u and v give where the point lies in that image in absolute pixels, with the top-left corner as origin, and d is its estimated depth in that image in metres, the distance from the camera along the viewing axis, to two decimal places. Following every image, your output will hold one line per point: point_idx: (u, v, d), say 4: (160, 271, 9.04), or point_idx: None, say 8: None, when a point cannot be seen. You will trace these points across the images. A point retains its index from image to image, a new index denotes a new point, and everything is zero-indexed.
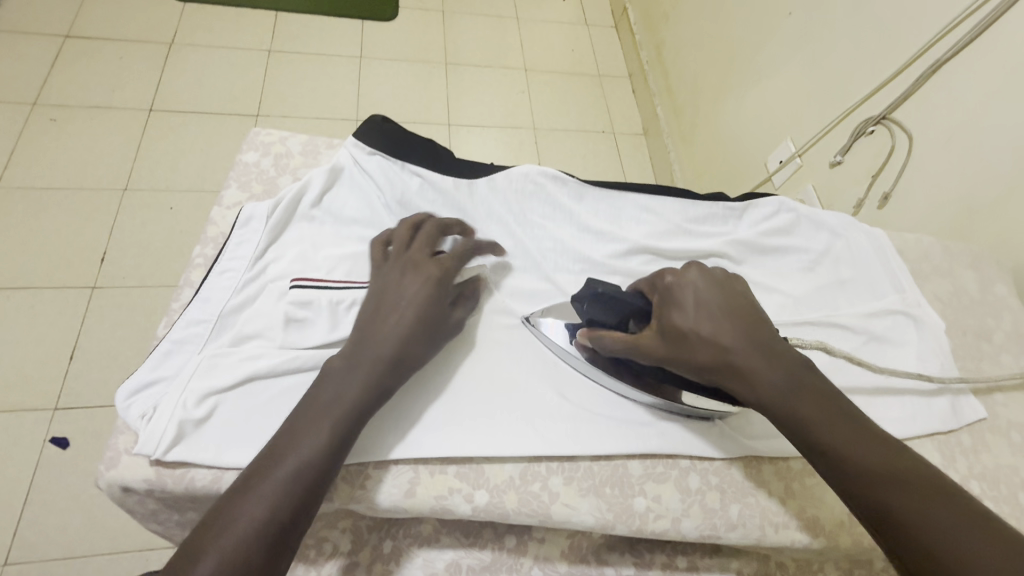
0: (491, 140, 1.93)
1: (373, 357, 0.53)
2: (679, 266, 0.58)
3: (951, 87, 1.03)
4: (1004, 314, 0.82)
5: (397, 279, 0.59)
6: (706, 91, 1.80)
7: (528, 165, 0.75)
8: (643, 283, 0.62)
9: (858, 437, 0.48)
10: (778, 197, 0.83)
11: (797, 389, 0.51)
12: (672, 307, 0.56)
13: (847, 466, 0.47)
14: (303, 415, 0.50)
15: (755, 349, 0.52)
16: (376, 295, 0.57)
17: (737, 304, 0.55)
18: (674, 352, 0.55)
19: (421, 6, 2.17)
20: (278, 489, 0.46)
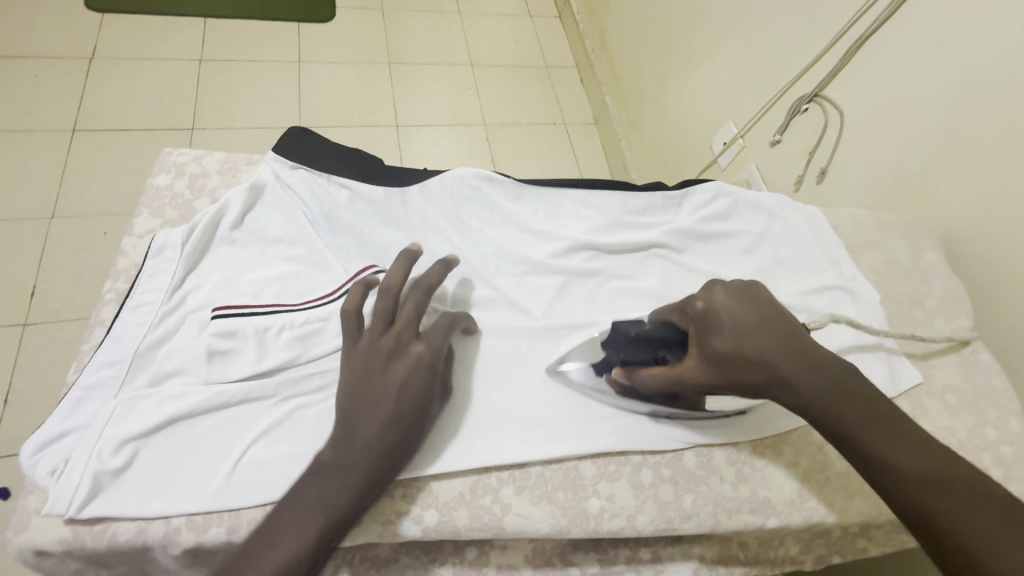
0: (442, 139, 1.90)
1: (366, 448, 0.50)
2: (703, 289, 0.58)
3: (875, 63, 1.06)
4: (935, 281, 0.85)
5: (372, 355, 0.53)
6: (650, 77, 1.81)
7: (462, 168, 0.73)
8: (668, 312, 0.60)
9: (895, 443, 0.49)
10: (715, 182, 0.83)
11: (835, 394, 0.51)
12: (711, 333, 0.55)
13: (887, 473, 0.48)
14: (285, 519, 0.48)
15: (794, 360, 0.52)
16: (359, 380, 0.52)
17: (768, 315, 0.55)
18: (721, 378, 0.54)
19: (360, 4, 2.11)
20: None
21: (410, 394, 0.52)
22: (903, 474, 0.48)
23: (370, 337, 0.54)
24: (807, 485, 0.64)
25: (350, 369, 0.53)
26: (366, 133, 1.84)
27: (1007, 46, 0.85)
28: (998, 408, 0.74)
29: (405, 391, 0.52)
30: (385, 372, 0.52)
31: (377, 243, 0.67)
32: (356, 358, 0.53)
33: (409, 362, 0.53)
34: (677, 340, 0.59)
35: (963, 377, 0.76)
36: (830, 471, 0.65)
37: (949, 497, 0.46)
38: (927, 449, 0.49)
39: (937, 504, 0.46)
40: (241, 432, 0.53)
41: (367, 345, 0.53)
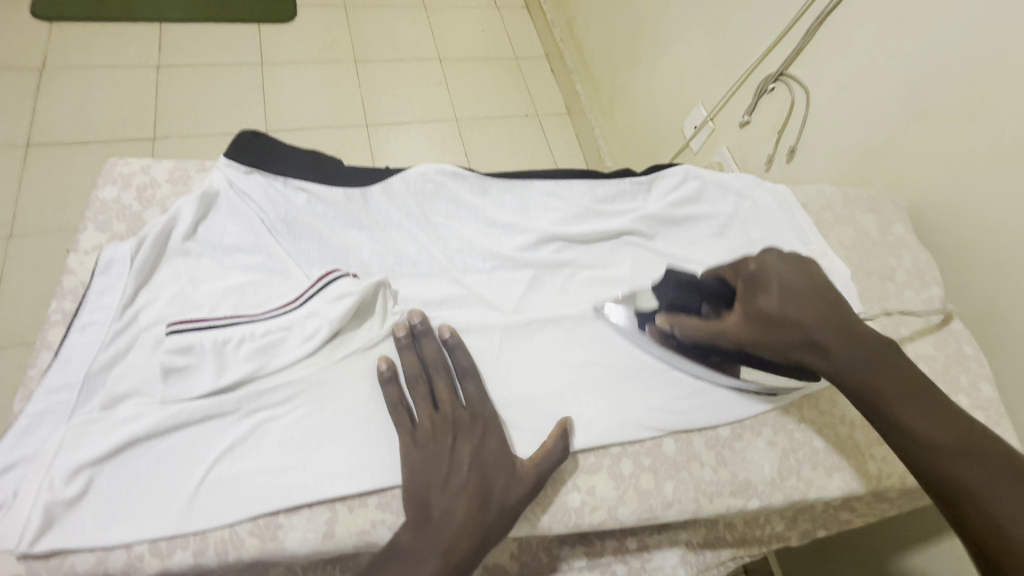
0: (414, 137, 1.87)
1: (448, 535, 0.49)
2: (759, 252, 0.62)
3: (836, 40, 1.07)
4: (904, 253, 0.85)
5: (437, 442, 0.53)
6: (620, 63, 1.80)
7: (424, 164, 0.71)
8: (723, 269, 0.64)
9: (936, 422, 0.50)
10: (683, 165, 0.83)
11: (872, 365, 0.54)
12: (758, 291, 0.59)
13: (921, 446, 0.50)
14: None
15: (831, 325, 0.57)
16: (427, 467, 0.52)
17: (818, 286, 0.59)
18: (760, 334, 0.58)
19: (323, 2, 2.06)
20: None
21: (484, 469, 0.53)
22: (934, 446, 0.49)
23: (424, 423, 0.54)
24: (786, 464, 0.64)
25: (414, 457, 0.52)
26: (334, 134, 1.80)
27: (961, 15, 0.86)
28: (969, 374, 0.75)
29: (478, 470, 0.52)
30: (452, 456, 0.53)
31: (339, 246, 0.65)
32: (418, 445, 0.53)
33: (470, 445, 0.53)
34: (719, 294, 0.63)
35: (935, 345, 0.77)
36: (806, 449, 0.65)
37: (972, 467, 0.47)
38: (963, 426, 0.50)
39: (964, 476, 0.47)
40: (203, 452, 0.51)
41: (421, 433, 0.54)
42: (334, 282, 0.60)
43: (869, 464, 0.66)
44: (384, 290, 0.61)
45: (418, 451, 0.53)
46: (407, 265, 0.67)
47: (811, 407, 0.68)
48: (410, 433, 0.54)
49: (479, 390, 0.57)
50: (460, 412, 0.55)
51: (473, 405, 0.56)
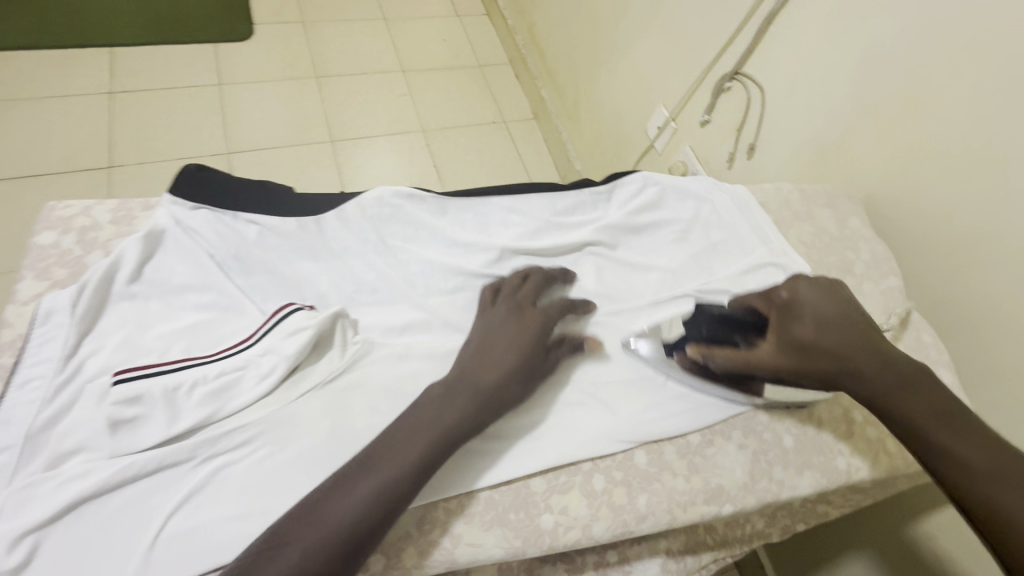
0: (382, 151, 1.85)
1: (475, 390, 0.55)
2: (789, 283, 0.68)
3: (785, 37, 1.09)
4: (861, 245, 0.87)
5: (502, 315, 0.63)
6: (583, 67, 1.82)
7: (380, 188, 0.71)
8: (754, 299, 0.69)
9: (963, 440, 0.54)
10: (641, 172, 0.84)
11: (906, 389, 0.58)
12: (792, 320, 0.64)
13: (948, 460, 0.54)
14: (404, 433, 0.51)
15: (866, 352, 0.61)
16: (484, 332, 0.61)
17: (845, 311, 0.65)
18: (794, 363, 0.62)
19: (280, 19, 2.03)
20: (364, 499, 0.47)
21: (526, 345, 0.60)
22: (959, 461, 0.53)
23: (498, 304, 0.64)
24: (757, 466, 0.64)
25: (480, 323, 0.62)
26: (299, 152, 1.76)
27: (900, 11, 0.89)
28: (930, 362, 0.77)
29: (523, 346, 0.60)
30: (508, 327, 0.61)
31: (296, 276, 0.64)
32: (514, 314, 0.63)
33: (527, 322, 0.62)
34: (754, 325, 0.67)
35: (897, 336, 0.79)
36: (775, 450, 0.66)
37: (995, 480, 0.52)
38: (986, 444, 0.54)
39: (986, 492, 0.51)
40: (157, 505, 0.49)
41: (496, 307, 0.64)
42: (290, 317, 0.59)
43: (838, 460, 0.67)
44: (342, 321, 0.60)
45: (511, 320, 0.62)
46: (367, 293, 0.65)
47: (778, 407, 0.69)
48: (511, 297, 0.65)
49: (557, 303, 0.66)
50: (550, 307, 0.65)
51: (553, 311, 0.65)
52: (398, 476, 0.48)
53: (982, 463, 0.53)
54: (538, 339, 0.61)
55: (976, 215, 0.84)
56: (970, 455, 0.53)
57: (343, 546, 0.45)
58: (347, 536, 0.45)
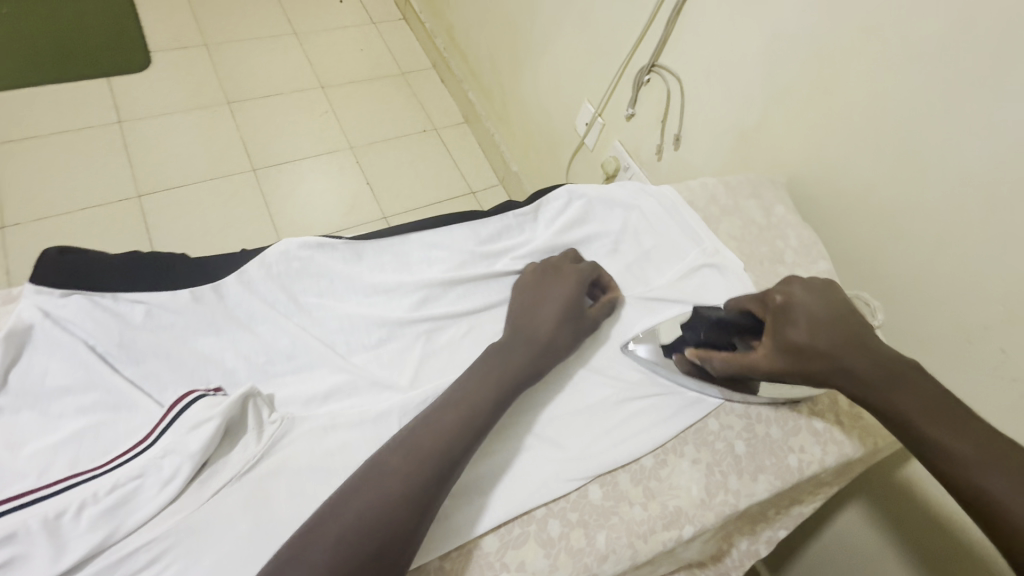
0: (309, 174, 1.75)
1: (531, 337, 0.62)
2: (784, 286, 0.66)
3: (694, 28, 1.10)
4: (788, 232, 0.88)
5: (541, 275, 0.69)
6: (506, 67, 1.78)
7: (285, 240, 0.65)
8: (750, 303, 0.68)
9: (954, 432, 0.53)
10: (565, 186, 0.81)
11: (898, 387, 0.57)
12: (787, 325, 0.62)
13: (942, 455, 0.53)
14: (473, 377, 0.57)
15: (858, 354, 0.59)
16: (530, 288, 0.68)
17: (838, 311, 0.63)
18: (788, 365, 0.62)
19: (179, 44, 1.88)
20: (450, 431, 0.52)
21: (569, 295, 0.67)
22: (951, 455, 0.52)
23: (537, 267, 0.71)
24: (712, 479, 0.63)
25: (523, 281, 0.69)
26: (218, 187, 1.64)
27: None
28: None
29: (567, 299, 0.66)
30: (550, 282, 0.68)
31: (198, 354, 0.57)
32: (558, 273, 0.70)
33: (566, 276, 0.69)
34: (750, 328, 0.67)
35: None
36: (728, 458, 0.65)
37: (995, 474, 0.50)
38: (980, 433, 0.53)
39: (985, 485, 0.50)
40: None
41: (538, 268, 0.70)
42: (189, 408, 0.52)
43: (790, 458, 0.67)
44: (255, 400, 0.55)
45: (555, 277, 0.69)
46: (281, 361, 0.59)
47: (726, 412, 0.69)
48: (552, 262, 0.71)
49: (589, 264, 0.73)
50: (588, 268, 0.71)
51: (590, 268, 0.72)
52: (455, 426, 0.52)
53: (976, 452, 0.52)
54: (580, 290, 0.68)
55: (891, 189, 0.86)
56: (964, 448, 0.52)
57: (434, 473, 0.49)
58: (438, 462, 0.50)
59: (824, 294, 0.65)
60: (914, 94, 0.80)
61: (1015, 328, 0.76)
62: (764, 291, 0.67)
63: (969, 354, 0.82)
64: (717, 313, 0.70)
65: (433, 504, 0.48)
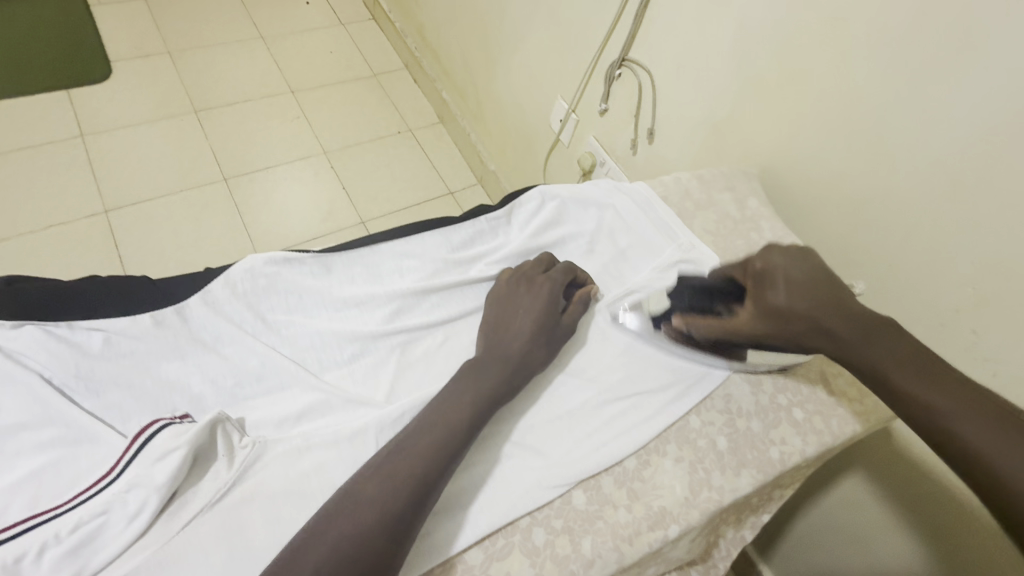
0: (282, 182, 1.71)
1: (507, 351, 0.61)
2: (762, 252, 0.67)
3: (662, 21, 1.09)
4: (762, 224, 0.88)
5: (513, 286, 0.68)
6: (478, 66, 1.77)
7: (250, 257, 0.63)
8: (733, 270, 0.69)
9: (935, 385, 0.53)
10: (538, 188, 0.80)
11: (876, 344, 0.57)
12: (765, 287, 0.64)
13: (921, 409, 0.53)
14: (446, 397, 0.55)
15: (835, 314, 0.60)
16: (502, 302, 0.66)
17: (814, 275, 0.64)
18: (769, 328, 0.63)
19: (141, 53, 1.82)
20: (425, 454, 0.50)
21: (541, 306, 0.65)
22: (930, 408, 0.53)
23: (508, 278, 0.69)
24: (695, 476, 0.63)
25: (495, 294, 0.67)
26: (188, 198, 1.60)
27: None
28: None
29: (540, 309, 0.65)
30: (524, 294, 0.67)
31: (163, 381, 0.56)
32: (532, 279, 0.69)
33: (540, 286, 0.68)
34: (732, 293, 0.69)
35: None
36: (710, 454, 0.65)
37: (976, 425, 0.51)
38: (961, 387, 0.53)
39: (965, 436, 0.51)
40: None
41: (509, 279, 0.69)
42: (154, 438, 0.50)
43: (771, 450, 0.67)
44: (223, 426, 0.53)
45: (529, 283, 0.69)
46: (252, 383, 0.58)
47: (707, 408, 0.69)
48: (523, 271, 0.69)
49: (562, 268, 0.71)
50: (559, 274, 0.70)
51: (562, 274, 0.70)
52: (432, 447, 0.51)
53: (953, 404, 0.52)
54: (552, 299, 0.67)
55: (861, 177, 0.87)
56: (944, 401, 0.52)
57: (410, 499, 0.48)
58: (413, 486, 0.48)
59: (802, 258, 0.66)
60: (879, 82, 0.80)
61: (985, 309, 0.77)
62: (747, 257, 0.69)
63: (942, 336, 0.83)
64: (699, 282, 0.72)
65: (412, 530, 0.47)
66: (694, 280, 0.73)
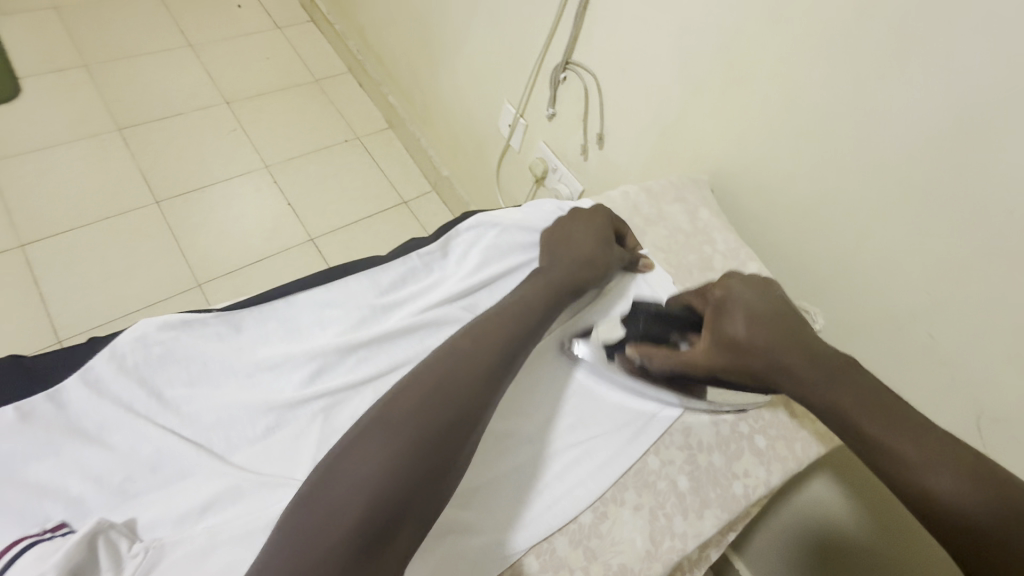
0: (219, 201, 1.58)
1: (553, 286, 0.65)
2: (722, 280, 0.67)
3: (603, 21, 1.04)
4: (715, 236, 0.85)
5: (565, 226, 0.73)
6: (423, 68, 1.68)
7: (141, 322, 0.56)
8: (691, 298, 0.69)
9: (897, 428, 0.54)
10: (476, 216, 0.74)
11: (836, 383, 0.58)
12: (725, 317, 0.64)
13: (882, 450, 0.54)
14: (483, 334, 0.56)
15: (795, 350, 0.60)
16: (552, 241, 0.71)
17: (773, 309, 0.64)
18: (727, 362, 0.62)
19: (52, 66, 1.66)
20: (464, 389, 0.50)
21: (594, 245, 0.71)
22: (892, 452, 0.53)
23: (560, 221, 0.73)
24: (656, 525, 0.59)
25: (545, 238, 0.72)
26: (113, 226, 1.45)
27: None
28: None
29: (590, 249, 0.70)
30: (580, 230, 0.72)
31: (31, 486, 0.47)
32: (588, 228, 0.72)
33: (590, 228, 0.72)
34: (690, 322, 0.68)
35: None
36: (670, 496, 0.61)
37: (938, 471, 0.51)
38: (922, 431, 0.54)
39: (926, 483, 0.51)
40: None
41: (566, 221, 0.73)
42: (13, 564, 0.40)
43: (734, 486, 0.64)
44: (105, 536, 0.44)
45: (585, 231, 0.72)
46: (144, 475, 0.50)
47: (666, 446, 0.65)
48: (577, 216, 0.74)
49: (607, 214, 0.75)
50: (608, 220, 0.75)
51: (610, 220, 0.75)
52: (473, 383, 0.51)
53: (918, 452, 0.52)
54: (604, 238, 0.72)
55: (811, 182, 0.84)
56: (907, 446, 0.53)
57: (446, 433, 0.47)
58: (449, 420, 0.48)
59: (760, 289, 0.67)
60: (823, 84, 0.77)
61: (941, 315, 0.75)
62: (705, 284, 0.69)
63: (899, 344, 0.80)
64: (656, 308, 0.69)
65: (445, 465, 0.46)
66: (650, 305, 0.70)
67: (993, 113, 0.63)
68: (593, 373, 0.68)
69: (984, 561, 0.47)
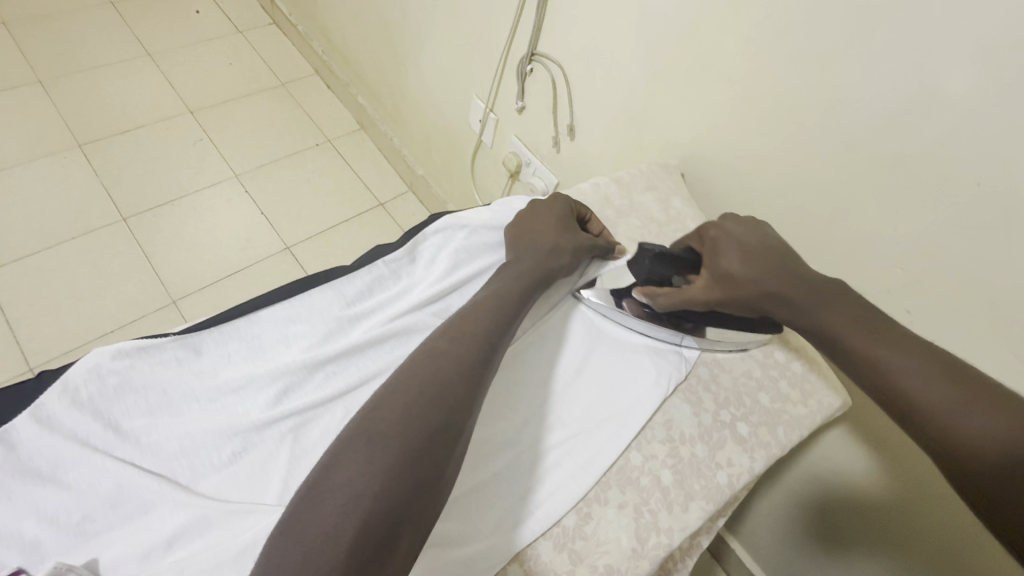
0: (189, 213, 1.53)
1: (518, 283, 0.64)
2: (717, 221, 0.69)
3: (565, 10, 1.02)
4: (689, 223, 0.84)
5: (529, 219, 0.71)
6: (389, 67, 1.64)
7: (93, 352, 0.53)
8: (691, 240, 0.71)
9: (882, 342, 0.56)
10: (442, 218, 0.71)
11: (821, 301, 0.61)
12: (720, 254, 0.66)
13: (864, 359, 0.57)
14: (454, 336, 0.54)
15: (786, 275, 0.63)
16: (517, 236, 0.69)
17: (769, 244, 0.67)
18: (725, 294, 0.65)
19: (5, 84, 1.59)
20: (442, 393, 0.48)
21: (557, 236, 0.69)
22: (876, 362, 0.56)
23: (523, 215, 0.72)
24: (641, 521, 0.58)
25: (508, 235, 0.70)
26: (80, 246, 1.40)
27: None
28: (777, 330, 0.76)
29: (552, 240, 0.68)
30: (544, 219, 0.71)
31: None
32: (551, 217, 0.71)
33: (554, 217, 0.71)
34: (689, 262, 0.70)
35: None
36: (654, 490, 0.61)
37: (920, 377, 0.53)
38: (912, 345, 0.56)
39: (907, 386, 0.53)
40: None
41: (530, 214, 0.72)
42: None
43: (718, 476, 0.63)
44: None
45: (547, 221, 0.70)
46: (106, 512, 0.48)
47: (648, 440, 0.64)
48: (540, 211, 0.72)
49: (568, 203, 0.74)
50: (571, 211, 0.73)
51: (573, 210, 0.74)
52: (449, 388, 0.49)
53: (904, 360, 0.54)
54: (567, 228, 0.70)
55: (782, 164, 0.83)
56: (889, 355, 0.55)
57: (430, 441, 0.45)
58: (430, 427, 0.46)
59: (753, 229, 0.69)
60: (789, 65, 0.76)
61: (914, 289, 0.75)
62: (703, 226, 0.70)
63: None
64: (661, 249, 0.72)
65: (432, 472, 0.45)
66: (654, 248, 0.72)
67: (956, 86, 0.63)
68: (572, 368, 0.67)
69: (964, 462, 0.48)
